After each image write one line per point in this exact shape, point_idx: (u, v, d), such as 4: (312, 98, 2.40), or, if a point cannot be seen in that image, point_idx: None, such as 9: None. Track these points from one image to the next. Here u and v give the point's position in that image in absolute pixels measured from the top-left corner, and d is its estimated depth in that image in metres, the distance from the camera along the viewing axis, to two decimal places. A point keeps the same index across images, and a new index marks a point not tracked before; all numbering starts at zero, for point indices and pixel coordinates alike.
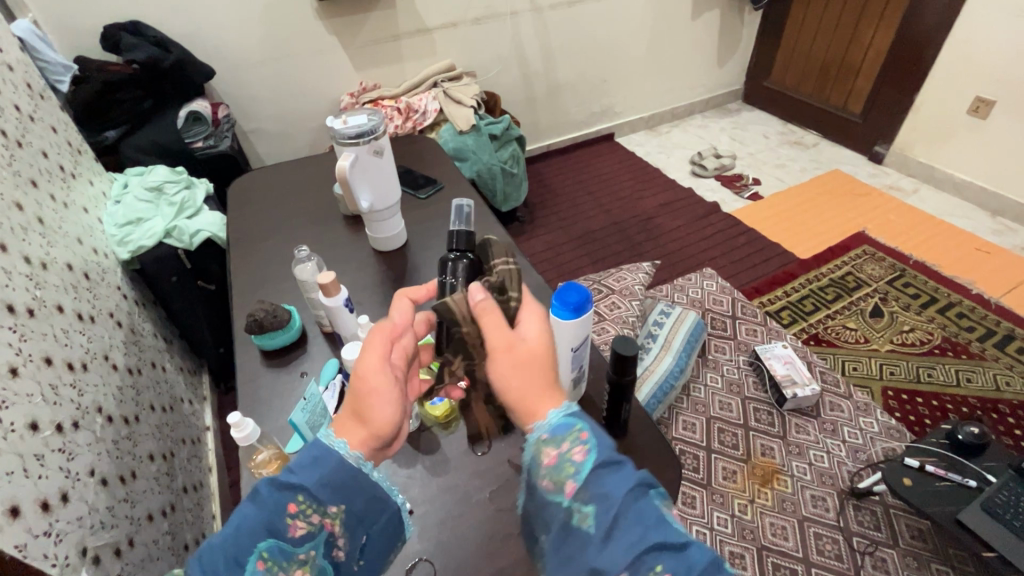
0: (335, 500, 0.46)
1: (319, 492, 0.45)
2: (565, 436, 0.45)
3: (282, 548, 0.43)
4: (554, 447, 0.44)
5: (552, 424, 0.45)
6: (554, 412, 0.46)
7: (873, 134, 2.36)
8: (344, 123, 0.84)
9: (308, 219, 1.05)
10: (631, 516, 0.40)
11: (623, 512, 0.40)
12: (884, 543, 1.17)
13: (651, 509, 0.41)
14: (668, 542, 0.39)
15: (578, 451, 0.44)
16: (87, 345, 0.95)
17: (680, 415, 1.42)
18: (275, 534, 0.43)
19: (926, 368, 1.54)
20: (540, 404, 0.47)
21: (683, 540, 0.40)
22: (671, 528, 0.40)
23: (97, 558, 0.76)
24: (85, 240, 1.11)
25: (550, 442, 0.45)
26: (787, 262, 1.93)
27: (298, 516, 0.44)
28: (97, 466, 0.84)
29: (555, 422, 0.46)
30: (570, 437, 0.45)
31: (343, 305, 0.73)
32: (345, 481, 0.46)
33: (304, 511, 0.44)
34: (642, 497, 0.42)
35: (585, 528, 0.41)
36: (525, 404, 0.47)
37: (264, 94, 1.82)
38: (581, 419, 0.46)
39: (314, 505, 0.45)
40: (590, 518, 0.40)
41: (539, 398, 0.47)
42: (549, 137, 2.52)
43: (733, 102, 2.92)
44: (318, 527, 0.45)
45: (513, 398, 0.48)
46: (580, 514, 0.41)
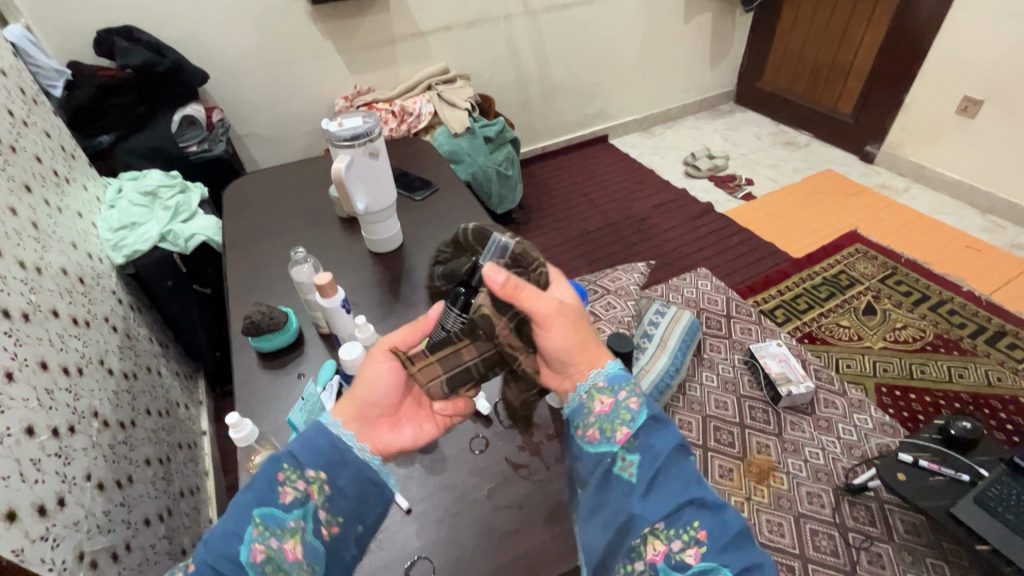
0: (319, 468, 0.48)
1: (303, 459, 0.48)
2: (622, 389, 0.51)
3: (273, 515, 0.46)
4: (611, 395, 0.51)
5: (607, 376, 0.52)
6: (610, 365, 0.53)
7: (864, 134, 2.38)
8: (339, 125, 0.83)
9: (304, 222, 1.05)
10: (671, 473, 0.47)
11: (665, 467, 0.47)
12: (878, 538, 1.18)
13: (687, 468, 0.48)
14: (700, 499, 0.46)
15: (634, 403, 0.50)
16: (82, 350, 0.95)
17: (677, 414, 1.43)
18: (265, 500, 0.46)
19: (919, 364, 1.56)
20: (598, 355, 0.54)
21: (715, 500, 0.46)
22: (705, 488, 0.47)
23: (94, 563, 0.76)
24: (80, 245, 1.11)
25: (607, 392, 0.51)
26: (780, 261, 1.94)
27: (286, 483, 0.47)
28: (93, 470, 0.84)
29: (611, 375, 0.52)
30: (625, 390, 0.51)
31: (340, 305, 0.73)
32: (326, 448, 0.49)
33: (290, 476, 0.47)
34: (681, 457, 0.48)
35: (629, 475, 0.47)
36: (586, 361, 0.53)
37: (258, 98, 1.82)
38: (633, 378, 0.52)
39: (300, 473, 0.48)
40: (634, 467, 0.47)
41: (595, 352, 0.54)
42: (544, 139, 2.53)
43: (725, 103, 2.94)
44: (304, 494, 0.47)
45: (573, 355, 0.53)
46: (624, 462, 0.48)
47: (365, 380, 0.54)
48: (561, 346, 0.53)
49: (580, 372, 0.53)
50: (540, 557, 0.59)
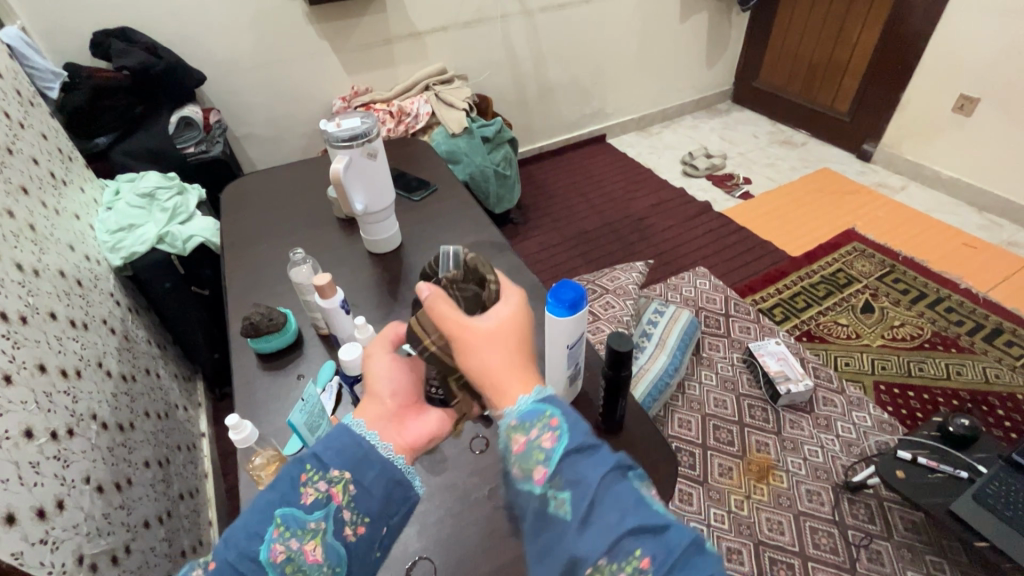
0: (342, 468, 0.47)
1: (326, 459, 0.47)
2: (534, 423, 0.44)
3: (294, 517, 0.45)
4: (524, 434, 0.44)
5: (520, 411, 0.45)
6: (522, 398, 0.46)
7: (861, 133, 2.39)
8: (338, 126, 0.84)
9: (302, 223, 1.05)
10: (606, 503, 0.39)
11: (599, 496, 0.39)
12: (878, 535, 1.18)
13: (629, 491, 0.40)
14: (644, 526, 0.37)
15: (547, 438, 0.43)
16: (80, 352, 0.95)
17: (676, 413, 1.43)
18: (287, 502, 0.45)
19: (917, 362, 1.56)
20: (513, 389, 0.47)
21: (664, 522, 0.38)
22: (651, 510, 0.38)
23: (93, 566, 0.76)
24: (77, 247, 1.11)
25: (520, 430, 0.44)
26: (778, 260, 1.95)
27: (309, 484, 0.46)
28: (92, 473, 0.84)
29: (524, 408, 0.45)
30: (540, 423, 0.44)
31: (339, 306, 0.73)
32: (350, 448, 0.47)
33: (312, 478, 0.46)
34: (618, 480, 0.40)
35: (562, 515, 0.39)
36: (500, 396, 0.48)
37: (255, 100, 1.82)
38: (552, 404, 0.45)
39: (324, 474, 0.47)
40: (565, 504, 0.39)
41: (512, 383, 0.48)
42: (541, 139, 2.53)
43: (722, 102, 2.95)
44: (327, 495, 0.46)
45: (488, 385, 0.49)
46: (556, 501, 0.40)
47: (371, 384, 0.55)
48: (476, 373, 0.49)
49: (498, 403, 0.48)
50: None
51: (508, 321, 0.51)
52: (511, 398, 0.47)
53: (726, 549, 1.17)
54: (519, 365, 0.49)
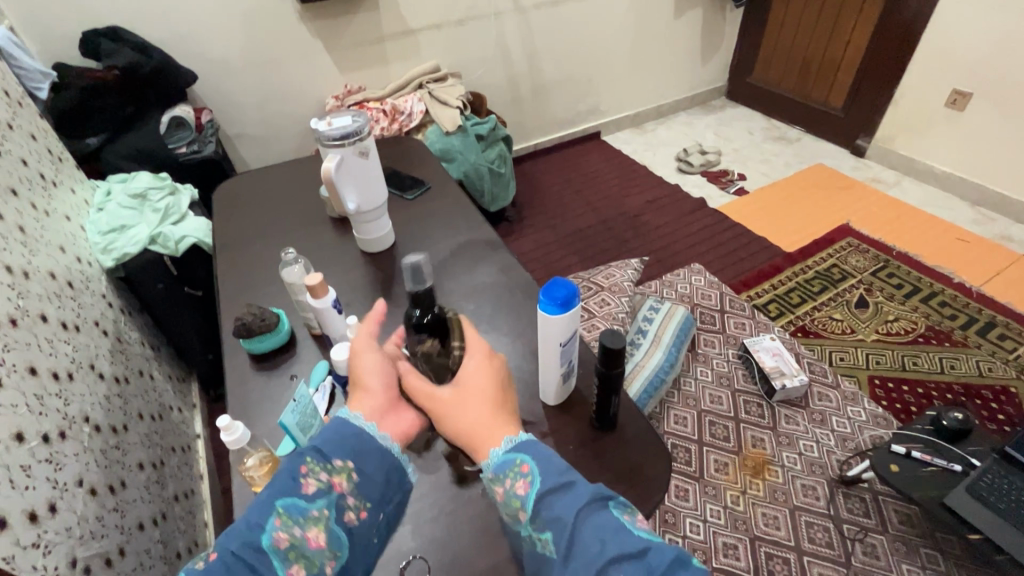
0: (344, 460, 0.49)
1: (327, 452, 0.50)
2: (508, 474, 0.48)
3: (297, 505, 0.47)
4: (501, 485, 0.48)
5: (493, 463, 0.49)
6: (492, 453, 0.50)
7: (855, 128, 2.39)
8: (329, 125, 0.82)
9: (295, 223, 1.04)
10: (584, 537, 0.43)
11: (576, 531, 0.44)
12: (873, 529, 1.19)
13: (605, 521, 0.44)
14: (621, 554, 0.41)
15: (521, 486, 0.47)
16: (72, 354, 0.94)
17: (672, 410, 1.43)
18: (289, 492, 0.47)
19: (911, 356, 1.57)
20: (486, 443, 0.51)
21: (642, 547, 0.42)
22: (627, 535, 0.43)
23: (87, 568, 0.75)
24: (68, 249, 1.10)
25: (497, 482, 0.49)
26: (773, 256, 1.95)
27: (310, 475, 0.48)
28: (85, 476, 0.83)
29: (497, 460, 0.49)
30: (512, 473, 0.48)
31: (332, 306, 0.72)
32: (350, 440, 0.50)
33: (313, 469, 0.48)
34: (596, 512, 0.45)
35: (550, 552, 0.45)
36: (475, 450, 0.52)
37: (248, 99, 1.81)
38: (523, 452, 0.49)
39: (325, 465, 0.49)
40: (548, 544, 0.45)
41: (485, 436, 0.51)
42: (536, 137, 2.52)
43: (717, 98, 2.95)
44: (328, 485, 0.48)
45: (465, 442, 0.53)
46: (542, 541, 0.46)
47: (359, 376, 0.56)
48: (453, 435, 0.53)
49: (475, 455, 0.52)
50: None
51: (476, 379, 0.55)
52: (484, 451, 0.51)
53: (722, 544, 1.18)
54: (494, 418, 0.52)
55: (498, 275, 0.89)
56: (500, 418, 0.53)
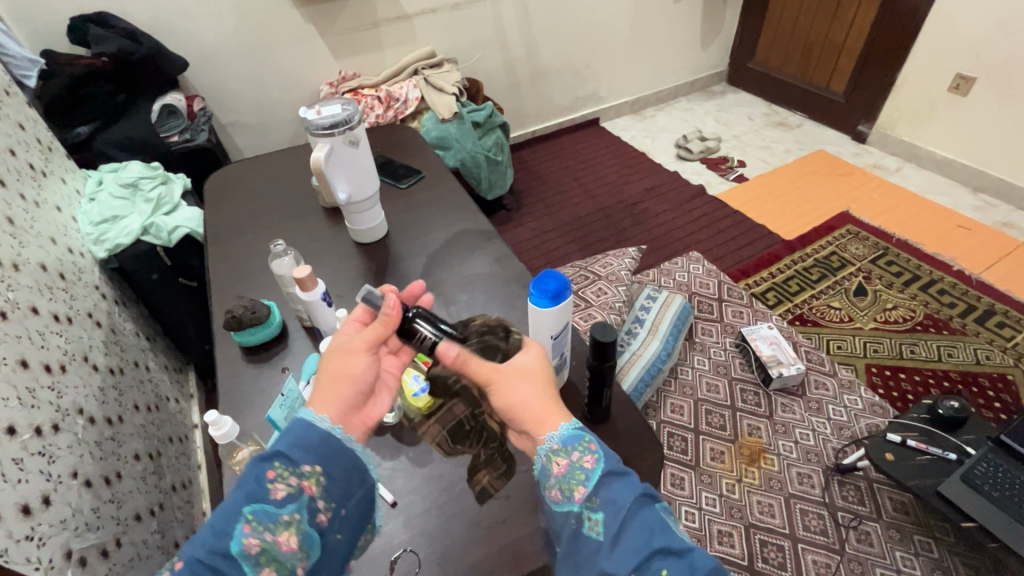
0: (311, 463, 0.48)
1: (294, 456, 0.47)
2: (575, 447, 0.47)
3: (264, 511, 0.45)
4: (564, 457, 0.47)
5: (562, 435, 0.47)
6: (563, 424, 0.48)
7: (856, 113, 2.37)
8: (318, 114, 0.81)
9: (287, 213, 1.03)
10: (636, 524, 0.43)
11: (630, 518, 0.43)
12: (867, 516, 1.19)
13: (654, 515, 0.44)
14: (669, 547, 0.42)
15: (589, 460, 0.46)
16: (64, 347, 0.94)
17: (668, 398, 1.43)
18: (254, 498, 0.45)
19: (908, 344, 1.57)
20: (552, 417, 0.49)
21: (688, 546, 0.43)
22: (676, 535, 0.43)
23: (82, 560, 0.76)
24: (59, 240, 1.09)
25: (561, 453, 0.47)
26: (772, 244, 1.94)
27: (276, 479, 0.46)
28: (79, 468, 0.83)
29: (565, 433, 0.48)
30: (580, 447, 0.47)
31: (321, 299, 0.70)
32: (320, 443, 0.48)
33: (280, 473, 0.46)
34: (646, 505, 0.45)
35: (596, 534, 0.44)
36: (537, 424, 0.49)
37: (241, 86, 1.78)
38: (589, 431, 0.48)
39: (293, 468, 0.47)
40: (598, 525, 0.44)
41: (549, 410, 0.49)
42: (534, 123, 2.49)
43: (718, 84, 2.91)
44: (298, 488, 0.47)
45: (529, 419, 0.49)
46: (590, 521, 0.45)
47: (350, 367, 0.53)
48: (511, 410, 0.50)
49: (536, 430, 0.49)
50: (528, 550, 0.59)
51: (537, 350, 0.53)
52: (550, 424, 0.49)
53: (718, 532, 1.18)
54: (547, 395, 0.50)
55: (492, 264, 0.88)
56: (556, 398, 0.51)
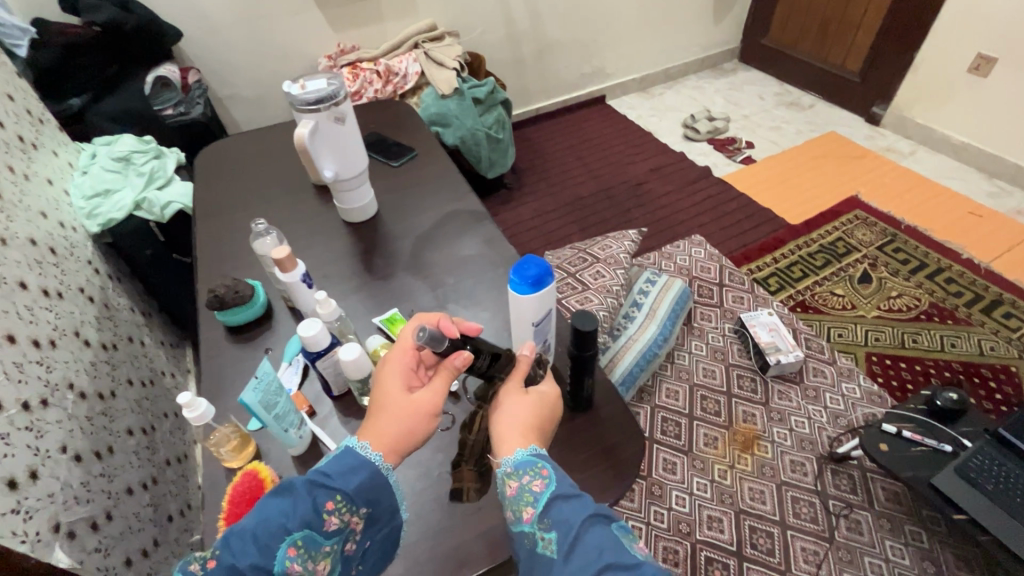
0: (365, 502, 0.49)
1: (354, 495, 0.49)
2: (527, 471, 0.50)
3: (312, 539, 0.46)
4: (516, 480, 0.50)
5: (515, 460, 0.51)
6: (519, 450, 0.52)
7: (871, 94, 2.29)
8: (302, 88, 0.78)
9: (277, 190, 1.01)
10: (585, 541, 0.45)
11: (580, 534, 0.46)
12: (858, 505, 1.19)
13: (605, 533, 0.46)
14: (617, 562, 0.43)
15: (537, 484, 0.49)
16: (54, 322, 0.94)
17: (664, 383, 1.43)
18: (306, 525, 0.46)
19: (911, 334, 1.54)
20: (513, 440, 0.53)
21: (636, 560, 0.44)
22: (625, 550, 0.45)
23: (72, 533, 0.76)
24: (50, 214, 1.09)
25: (513, 476, 0.50)
26: (777, 228, 1.90)
27: (331, 511, 0.47)
28: (69, 443, 0.84)
29: (518, 458, 0.51)
30: (532, 471, 0.50)
31: (301, 281, 0.67)
32: (376, 487, 0.50)
33: (339, 508, 0.48)
34: (597, 524, 0.47)
35: (549, 553, 0.46)
36: (501, 442, 0.53)
37: (238, 58, 1.75)
38: (543, 458, 0.52)
39: (348, 505, 0.48)
40: (551, 543, 0.46)
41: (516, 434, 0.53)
42: (538, 100, 2.44)
43: (729, 61, 2.83)
44: (347, 524, 0.48)
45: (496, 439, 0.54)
46: (544, 541, 0.47)
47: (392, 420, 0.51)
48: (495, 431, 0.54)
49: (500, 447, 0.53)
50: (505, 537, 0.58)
51: (549, 396, 0.58)
52: (509, 445, 0.53)
53: (707, 517, 1.18)
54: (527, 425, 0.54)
55: (482, 246, 0.86)
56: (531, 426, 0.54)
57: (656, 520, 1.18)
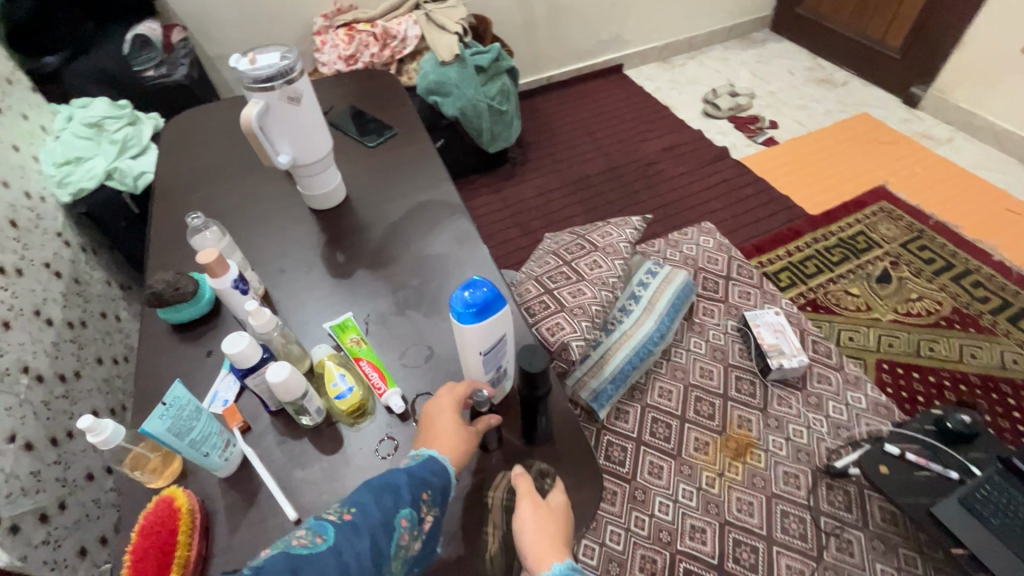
0: (443, 503, 0.49)
1: (440, 493, 0.48)
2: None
3: (414, 521, 0.45)
4: None
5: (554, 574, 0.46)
6: (558, 563, 0.47)
7: (911, 72, 2.11)
8: (252, 63, 0.70)
9: (243, 167, 0.94)
10: None
11: None
12: (852, 525, 1.13)
13: None
14: None
15: None
16: (9, 301, 0.89)
17: (658, 381, 1.36)
18: (412, 503, 0.45)
19: (928, 341, 1.44)
20: (547, 553, 0.47)
21: None
22: None
23: (14, 528, 0.74)
24: (14, 183, 1.04)
25: None
26: (794, 218, 1.79)
27: (426, 501, 0.47)
28: (19, 430, 0.81)
29: (556, 572, 0.46)
30: None
31: (233, 287, 0.62)
32: (449, 491, 0.49)
33: (430, 500, 0.47)
34: None
35: None
36: (535, 559, 0.47)
37: (228, 17, 1.64)
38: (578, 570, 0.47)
39: (435, 502, 0.48)
40: None
41: (547, 545, 0.48)
42: (550, 68, 2.30)
43: (759, 30, 2.63)
44: (427, 520, 0.47)
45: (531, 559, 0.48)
46: None
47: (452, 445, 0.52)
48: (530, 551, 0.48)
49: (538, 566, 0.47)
50: None
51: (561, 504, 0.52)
52: (544, 561, 0.47)
53: (690, 527, 1.14)
54: (554, 534, 0.49)
55: (453, 244, 0.79)
56: (554, 535, 0.49)
57: (636, 526, 1.14)
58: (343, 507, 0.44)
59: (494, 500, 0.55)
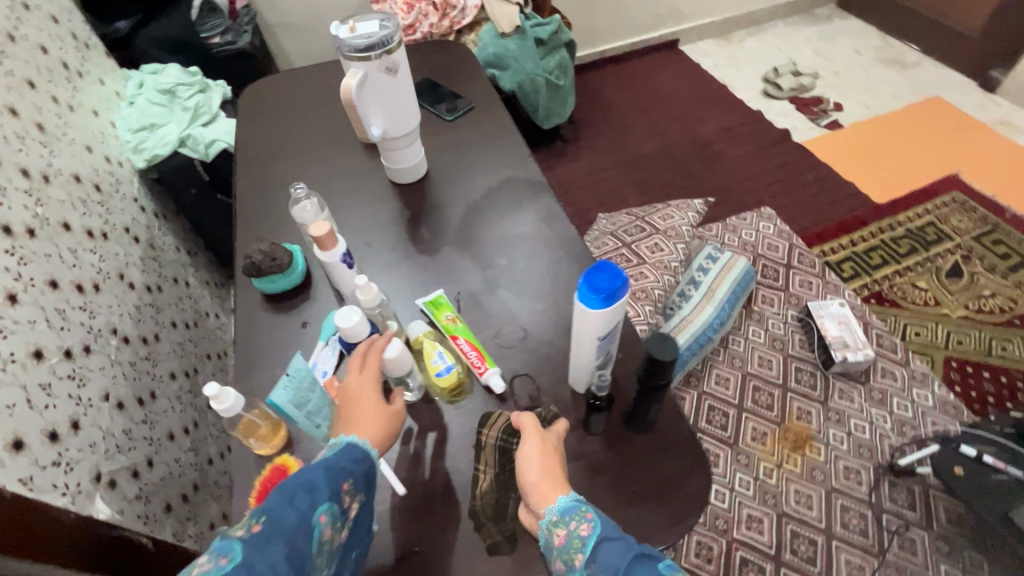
0: (365, 490, 0.48)
1: (358, 480, 0.47)
2: (573, 517, 0.47)
3: (336, 514, 0.44)
4: (563, 528, 0.47)
5: (559, 507, 0.48)
6: (562, 497, 0.49)
7: (992, 54, 1.99)
8: (352, 30, 0.69)
9: (320, 138, 0.93)
10: None
11: None
12: (916, 524, 1.11)
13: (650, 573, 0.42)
14: None
15: (584, 528, 0.46)
16: (98, 265, 0.92)
17: (714, 368, 1.34)
18: (333, 496, 0.43)
19: (999, 340, 1.39)
20: (551, 490, 0.50)
21: None
22: None
23: (112, 482, 0.77)
24: (96, 148, 1.06)
25: (559, 524, 0.47)
26: (858, 206, 1.72)
27: (346, 491, 0.45)
28: (112, 390, 0.84)
29: (562, 505, 0.48)
30: (577, 517, 0.47)
31: (341, 261, 0.62)
32: (368, 475, 0.48)
33: (349, 489, 0.45)
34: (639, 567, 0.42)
35: None
36: (538, 495, 0.50)
37: None
38: (586, 503, 0.49)
39: (356, 489, 0.46)
40: None
41: (552, 483, 0.50)
42: (603, 43, 2.24)
43: (825, 6, 2.50)
44: (348, 508, 0.45)
45: (533, 493, 0.50)
46: None
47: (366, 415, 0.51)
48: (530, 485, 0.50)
49: (539, 500, 0.49)
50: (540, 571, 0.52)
51: (560, 444, 0.55)
52: (548, 496, 0.49)
53: (747, 516, 1.13)
54: (556, 471, 0.51)
55: (536, 224, 0.77)
56: (558, 472, 0.51)
57: None
58: (253, 517, 0.40)
59: (488, 440, 0.57)
